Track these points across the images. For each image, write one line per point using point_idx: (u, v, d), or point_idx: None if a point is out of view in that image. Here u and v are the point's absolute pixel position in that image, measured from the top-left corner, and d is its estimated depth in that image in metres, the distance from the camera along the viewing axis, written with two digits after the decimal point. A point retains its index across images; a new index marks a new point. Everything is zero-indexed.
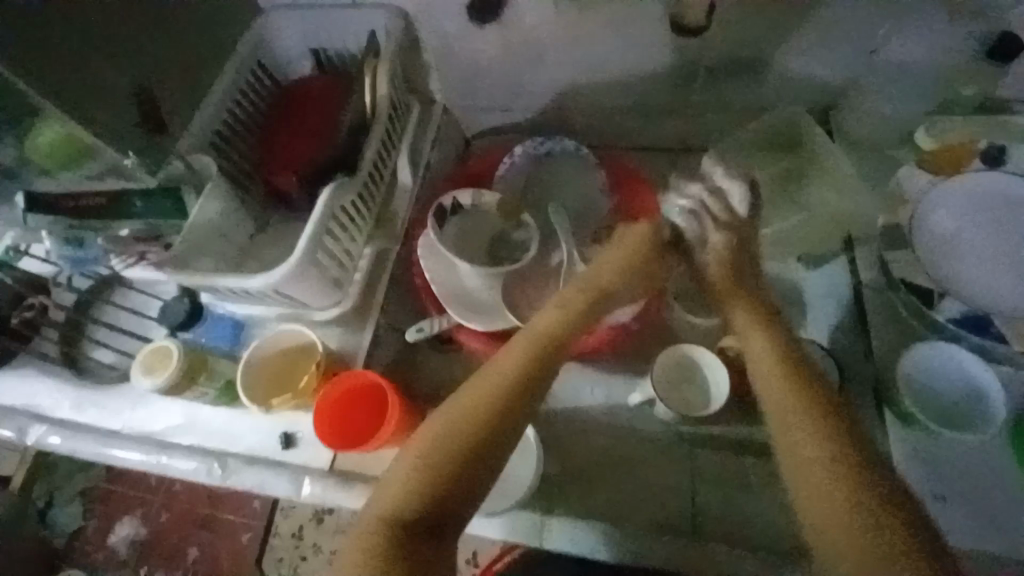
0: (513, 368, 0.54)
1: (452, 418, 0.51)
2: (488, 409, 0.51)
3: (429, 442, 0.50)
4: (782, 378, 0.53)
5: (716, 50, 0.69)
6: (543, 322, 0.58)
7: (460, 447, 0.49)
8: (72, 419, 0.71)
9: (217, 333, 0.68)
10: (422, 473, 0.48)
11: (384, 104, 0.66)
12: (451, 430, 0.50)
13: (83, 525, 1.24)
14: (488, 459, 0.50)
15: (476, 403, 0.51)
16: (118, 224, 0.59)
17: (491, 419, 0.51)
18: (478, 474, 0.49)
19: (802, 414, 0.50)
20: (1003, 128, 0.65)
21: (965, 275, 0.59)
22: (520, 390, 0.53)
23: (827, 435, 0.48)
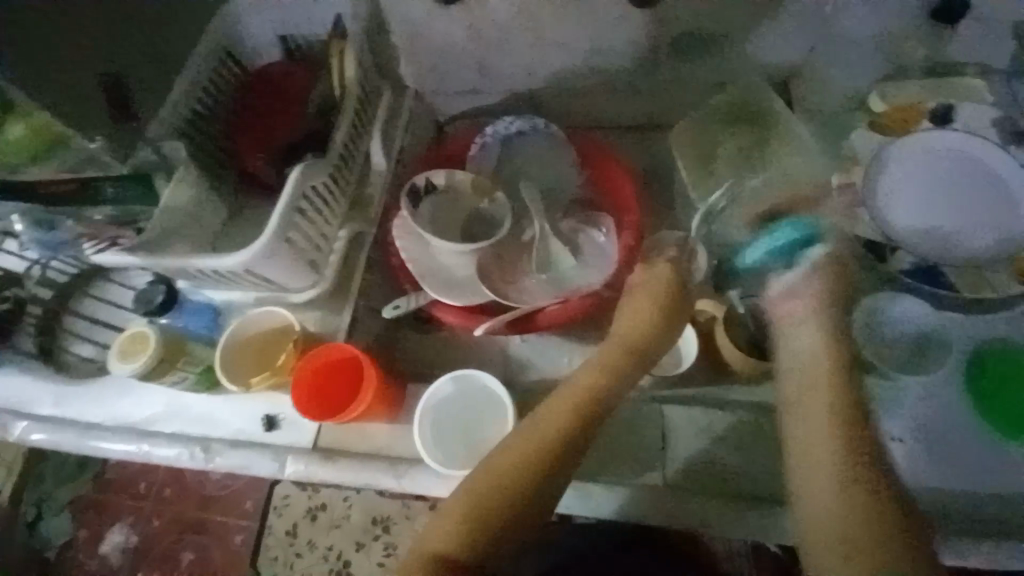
0: (590, 394, 0.59)
1: (525, 443, 0.56)
2: (556, 447, 0.55)
3: (486, 474, 0.54)
4: (832, 416, 0.56)
5: (677, 25, 0.70)
6: (605, 360, 0.61)
7: (530, 470, 0.54)
8: (54, 412, 0.71)
9: (195, 318, 0.69)
10: (472, 505, 0.53)
11: (352, 85, 0.66)
12: (507, 467, 0.54)
13: (73, 535, 1.22)
14: (539, 498, 0.54)
15: (548, 438, 0.56)
16: (89, 209, 0.60)
17: (556, 452, 0.55)
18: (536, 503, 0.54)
19: (836, 452, 0.54)
20: (953, 89, 0.68)
21: (915, 228, 0.62)
22: (576, 438, 0.56)
23: (856, 474, 0.52)
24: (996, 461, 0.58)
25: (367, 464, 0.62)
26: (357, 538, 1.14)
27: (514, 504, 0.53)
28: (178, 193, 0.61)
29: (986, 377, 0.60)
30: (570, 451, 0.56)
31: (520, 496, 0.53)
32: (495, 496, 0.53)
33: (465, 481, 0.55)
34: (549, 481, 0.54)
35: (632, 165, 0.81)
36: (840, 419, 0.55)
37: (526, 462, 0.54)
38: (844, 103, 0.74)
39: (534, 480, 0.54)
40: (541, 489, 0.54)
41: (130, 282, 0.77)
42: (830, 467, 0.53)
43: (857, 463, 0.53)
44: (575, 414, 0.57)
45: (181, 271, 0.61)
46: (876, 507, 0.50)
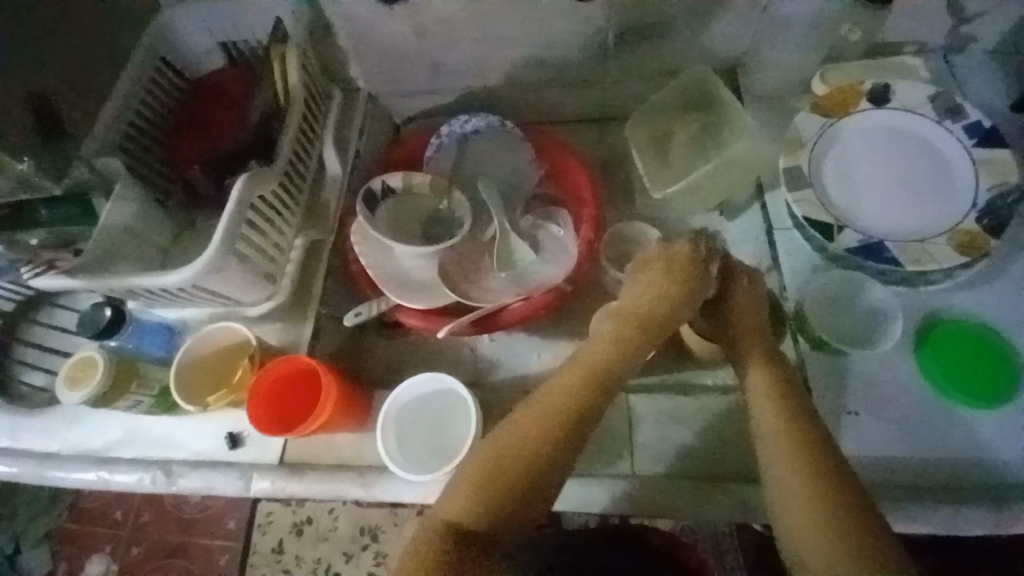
0: (586, 379, 0.54)
1: (536, 416, 0.52)
2: (569, 422, 0.52)
3: (472, 485, 0.50)
4: (774, 410, 0.54)
5: (622, 16, 0.71)
6: (597, 346, 0.56)
7: (536, 452, 0.51)
8: (6, 445, 0.69)
9: (148, 339, 0.67)
10: (464, 511, 0.49)
11: (297, 91, 0.65)
12: (502, 463, 0.51)
13: (52, 568, 1.18)
14: (528, 504, 0.50)
15: (560, 413, 0.52)
16: (24, 234, 0.58)
17: (567, 428, 0.52)
18: (544, 486, 0.51)
19: (782, 449, 0.51)
20: (887, 68, 0.72)
21: (858, 207, 0.65)
22: (584, 415, 0.52)
23: (811, 468, 0.50)
24: (945, 425, 0.60)
25: (334, 475, 0.61)
26: (345, 549, 1.13)
27: (501, 511, 0.49)
28: (118, 211, 0.59)
29: (935, 343, 0.62)
30: (580, 431, 0.52)
31: (510, 503, 0.49)
32: (494, 496, 0.49)
33: (451, 491, 0.51)
34: (536, 484, 0.50)
35: (590, 158, 0.82)
36: (783, 412, 0.53)
37: (508, 471, 0.50)
38: (790, 86, 0.76)
39: (544, 462, 0.51)
40: (547, 474, 0.51)
41: (77, 305, 0.74)
42: (789, 462, 0.50)
43: (806, 453, 0.51)
44: (564, 413, 0.52)
45: (127, 292, 0.59)
46: (832, 495, 0.48)
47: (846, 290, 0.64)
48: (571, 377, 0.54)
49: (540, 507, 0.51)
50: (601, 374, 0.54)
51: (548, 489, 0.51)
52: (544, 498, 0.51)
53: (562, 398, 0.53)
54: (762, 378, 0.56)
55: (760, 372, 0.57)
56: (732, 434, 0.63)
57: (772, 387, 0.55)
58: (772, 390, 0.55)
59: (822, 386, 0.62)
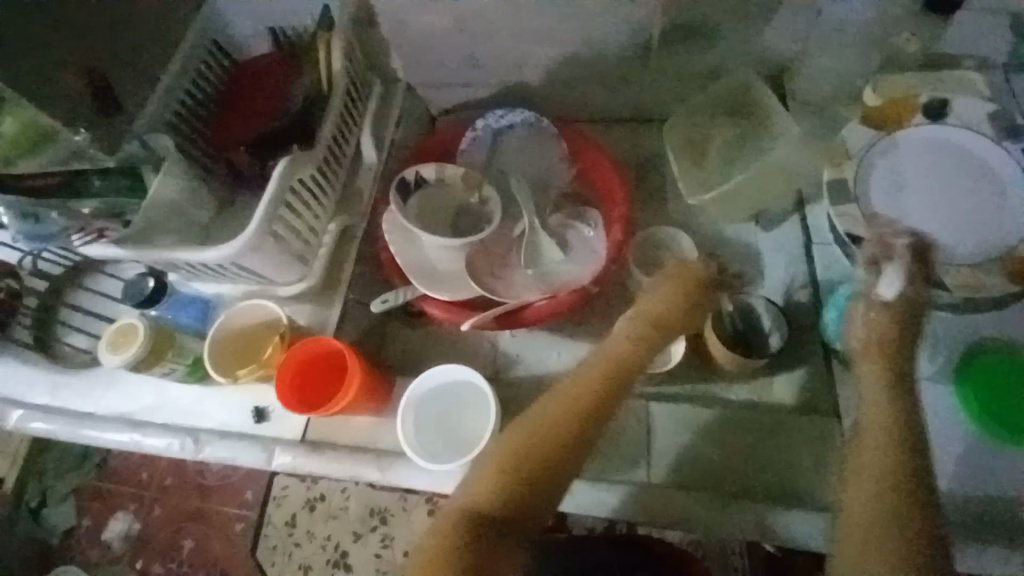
0: (603, 373, 0.55)
1: (552, 412, 0.53)
2: (585, 414, 0.53)
3: (486, 476, 0.51)
4: (883, 458, 0.52)
5: (667, 15, 0.69)
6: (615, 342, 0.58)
7: (551, 447, 0.52)
8: (47, 402, 0.72)
9: (184, 311, 0.70)
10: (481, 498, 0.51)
11: (339, 77, 0.66)
12: (518, 454, 0.52)
13: (77, 523, 1.24)
14: (538, 502, 0.51)
15: (577, 405, 0.53)
16: (75, 203, 0.59)
17: (583, 423, 0.53)
18: (559, 477, 0.52)
19: (877, 491, 0.51)
20: (946, 80, 0.67)
21: (905, 226, 0.62)
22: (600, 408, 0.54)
23: (893, 513, 0.50)
24: (976, 459, 0.58)
25: (352, 456, 0.63)
26: (354, 529, 1.15)
27: (516, 499, 0.50)
28: (165, 185, 0.61)
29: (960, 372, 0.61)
30: (596, 421, 0.53)
31: (524, 491, 0.51)
32: (508, 482, 0.51)
33: (473, 478, 0.52)
34: (547, 483, 0.51)
35: (623, 160, 0.81)
36: (885, 457, 0.52)
37: (522, 467, 0.51)
38: (839, 95, 0.73)
39: (559, 452, 0.52)
40: (564, 466, 0.52)
41: (121, 274, 0.78)
42: (873, 502, 0.51)
43: (898, 503, 0.50)
44: (585, 408, 0.53)
45: (168, 264, 0.62)
46: (904, 543, 0.49)
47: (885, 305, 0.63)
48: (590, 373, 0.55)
49: (556, 496, 0.52)
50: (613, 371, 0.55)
51: (559, 487, 0.52)
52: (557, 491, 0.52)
53: (574, 394, 0.55)
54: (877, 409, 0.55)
55: (879, 417, 0.54)
56: (753, 450, 0.62)
57: (889, 436, 0.53)
58: (889, 439, 0.53)
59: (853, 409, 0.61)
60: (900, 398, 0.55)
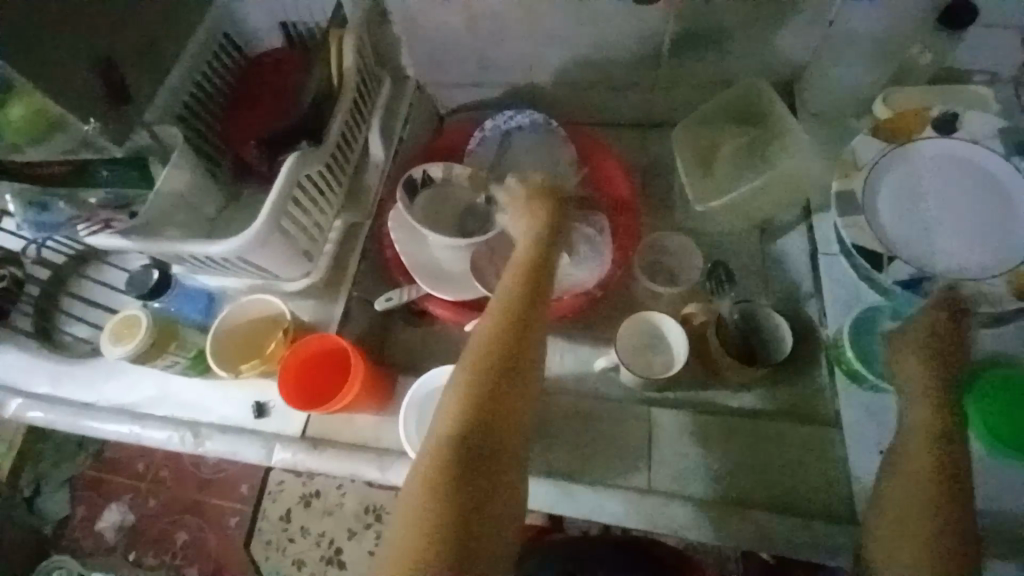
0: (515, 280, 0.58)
1: (488, 330, 0.54)
2: (512, 312, 0.55)
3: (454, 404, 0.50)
4: (920, 464, 0.52)
5: (679, 22, 0.69)
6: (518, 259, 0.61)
7: (493, 353, 0.52)
8: (48, 391, 0.72)
9: (188, 304, 0.70)
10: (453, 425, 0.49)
11: (350, 74, 0.66)
12: (467, 375, 0.51)
13: (71, 512, 1.24)
14: (510, 414, 0.50)
15: (501, 309, 0.56)
16: (84, 192, 0.59)
17: (512, 322, 0.55)
18: (513, 374, 0.52)
19: (913, 499, 0.51)
20: (956, 95, 0.67)
21: (911, 238, 0.62)
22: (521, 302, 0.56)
23: (931, 518, 0.49)
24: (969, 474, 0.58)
25: (352, 454, 0.63)
26: (349, 526, 1.15)
27: (483, 411, 0.49)
28: (173, 178, 0.61)
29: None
30: (525, 314, 0.56)
31: (484, 397, 0.50)
32: (468, 401, 0.50)
33: (437, 421, 0.50)
34: (509, 391, 0.51)
35: (630, 164, 0.81)
36: (918, 466, 0.52)
37: (481, 381, 0.51)
38: (848, 107, 0.73)
39: (500, 353, 0.53)
40: (513, 362, 0.52)
41: (125, 264, 0.78)
42: (912, 507, 0.51)
43: (931, 504, 0.50)
44: (509, 310, 0.56)
45: (174, 256, 0.62)
46: (934, 535, 0.49)
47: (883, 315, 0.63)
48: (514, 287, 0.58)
49: (520, 393, 0.52)
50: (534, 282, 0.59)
51: (523, 396, 0.52)
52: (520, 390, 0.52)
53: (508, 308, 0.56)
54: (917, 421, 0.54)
55: (919, 431, 0.54)
56: (753, 461, 0.62)
57: (926, 446, 0.53)
58: (924, 450, 0.52)
59: (855, 423, 0.61)
60: (939, 405, 0.54)
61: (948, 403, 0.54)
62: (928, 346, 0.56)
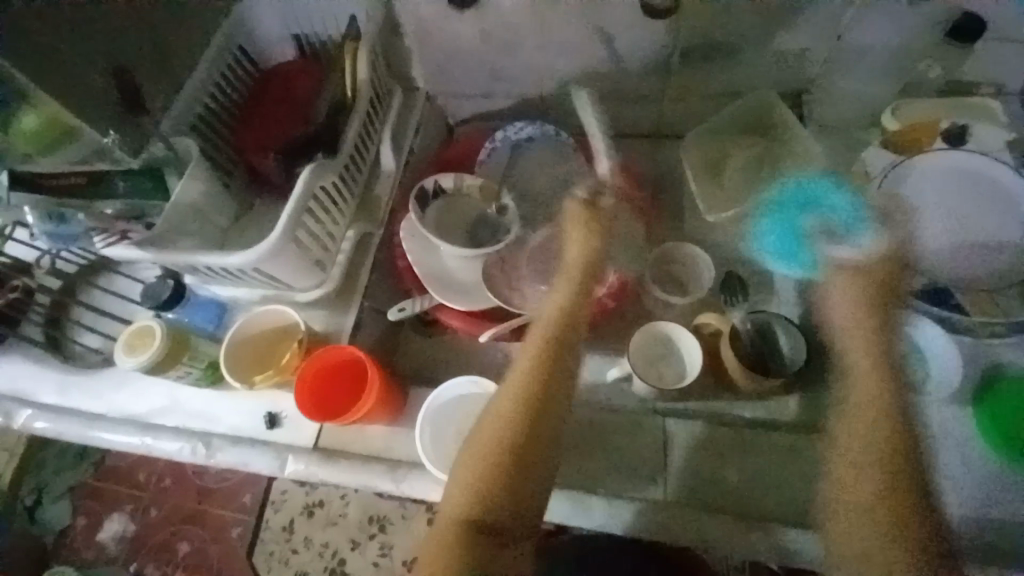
0: (537, 349, 0.58)
1: (507, 404, 0.55)
2: (535, 389, 0.55)
3: (462, 485, 0.52)
4: (865, 440, 0.56)
5: (689, 34, 0.70)
6: (546, 320, 0.61)
7: (511, 432, 0.53)
8: (56, 402, 0.71)
9: (200, 315, 0.70)
10: (466, 497, 0.51)
11: (364, 86, 0.67)
12: (481, 450, 0.53)
13: (72, 522, 1.23)
14: (518, 499, 0.52)
15: (525, 384, 0.56)
16: (99, 203, 0.60)
17: (535, 399, 0.55)
18: (532, 453, 0.53)
19: (880, 510, 0.52)
20: (966, 106, 0.68)
21: (921, 250, 0.62)
22: (545, 378, 0.56)
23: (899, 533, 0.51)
24: (983, 486, 0.58)
25: (365, 465, 0.63)
26: (352, 536, 1.13)
27: (498, 490, 0.51)
28: (188, 188, 0.61)
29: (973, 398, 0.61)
30: (547, 390, 0.56)
31: (501, 476, 0.52)
32: (482, 478, 0.52)
33: (451, 488, 0.53)
34: (527, 465, 0.53)
35: (641, 174, 0.81)
36: (881, 478, 0.53)
37: (488, 465, 0.52)
38: (857, 118, 0.74)
39: (518, 431, 0.53)
40: (532, 443, 0.54)
41: (136, 274, 0.78)
42: (879, 525, 0.52)
43: (894, 499, 0.53)
44: (533, 385, 0.56)
45: (187, 267, 0.62)
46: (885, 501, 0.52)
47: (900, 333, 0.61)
48: (532, 365, 0.57)
49: (537, 471, 0.53)
50: (554, 358, 0.58)
51: (541, 467, 0.53)
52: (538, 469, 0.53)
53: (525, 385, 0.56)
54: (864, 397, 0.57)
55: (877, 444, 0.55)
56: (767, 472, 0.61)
57: (884, 454, 0.54)
58: (883, 460, 0.54)
59: None
60: (883, 385, 0.58)
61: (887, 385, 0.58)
62: (873, 297, 0.60)
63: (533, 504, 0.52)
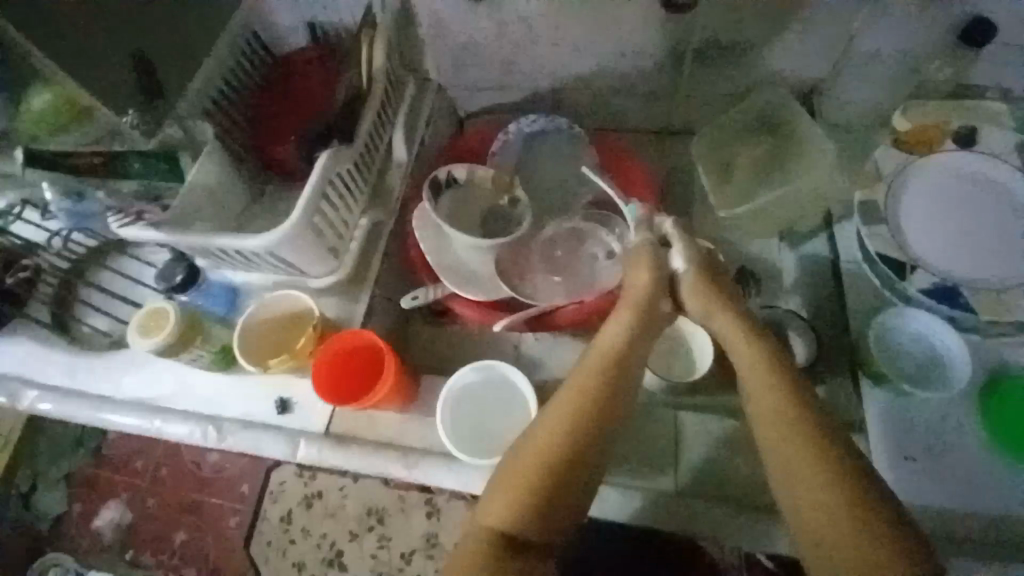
0: (596, 366, 0.55)
1: (562, 413, 0.53)
2: (590, 406, 0.53)
3: (502, 495, 0.51)
4: (793, 447, 0.50)
5: (703, 32, 0.70)
6: (603, 339, 0.57)
7: (565, 447, 0.52)
8: (63, 384, 0.71)
9: (214, 300, 0.70)
10: (503, 505, 0.51)
11: (380, 76, 0.67)
12: (525, 461, 0.52)
13: (67, 509, 1.22)
14: (552, 514, 0.51)
15: (579, 399, 0.53)
16: (117, 182, 0.62)
17: (591, 418, 0.53)
18: (578, 472, 0.52)
19: (823, 512, 0.48)
20: (973, 109, 0.69)
21: (933, 249, 0.63)
22: (601, 399, 0.53)
23: (858, 534, 0.46)
24: (982, 480, 0.59)
25: (377, 452, 0.63)
26: (350, 529, 1.12)
27: (535, 507, 0.50)
28: (204, 172, 0.62)
29: (979, 394, 0.62)
30: (604, 410, 0.53)
31: (543, 492, 0.51)
32: (522, 488, 0.51)
33: (488, 497, 0.53)
34: (569, 482, 0.51)
35: (652, 170, 0.81)
36: (814, 481, 0.48)
37: (529, 479, 0.51)
38: (867, 119, 0.75)
39: (570, 448, 0.52)
40: (580, 462, 0.52)
41: (147, 258, 0.78)
42: (833, 532, 0.47)
43: (847, 515, 0.47)
44: (591, 403, 0.53)
45: (202, 250, 0.62)
46: (853, 520, 0.46)
47: (919, 339, 0.63)
48: (590, 377, 0.54)
49: (576, 489, 0.52)
50: (613, 378, 0.54)
51: (582, 485, 0.52)
52: (578, 488, 0.52)
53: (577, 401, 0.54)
54: (767, 396, 0.52)
55: (800, 440, 0.50)
56: None
57: (807, 449, 0.49)
58: (810, 456, 0.49)
59: (880, 429, 0.62)
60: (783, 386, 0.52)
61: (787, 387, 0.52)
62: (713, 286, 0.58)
63: (564, 520, 0.51)
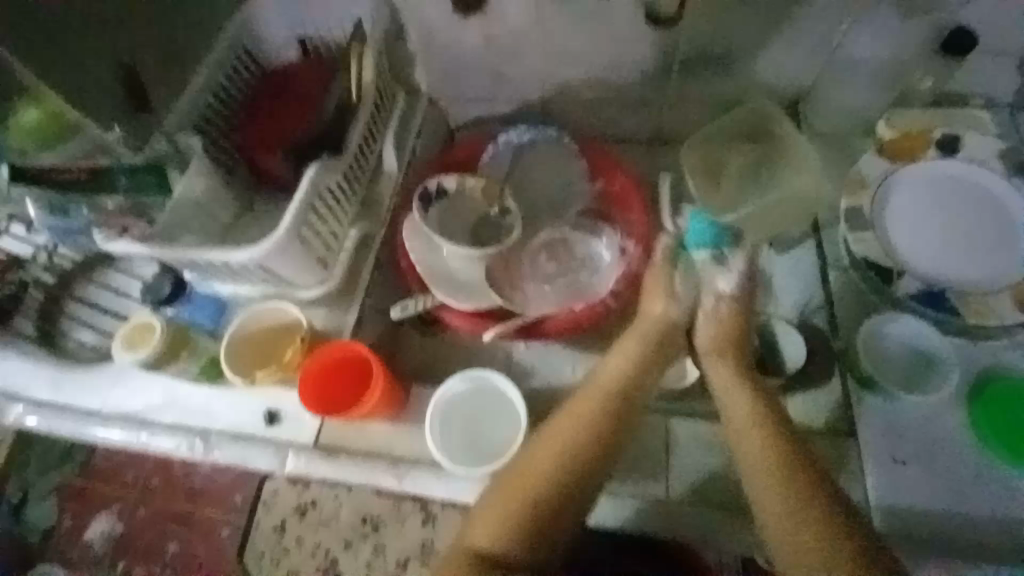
0: (599, 397, 0.57)
1: (563, 438, 0.55)
2: (594, 434, 0.55)
3: (495, 512, 0.53)
4: (760, 443, 0.55)
5: (691, 42, 0.71)
6: (609, 372, 0.59)
7: (562, 468, 0.54)
8: (50, 398, 0.70)
9: (200, 311, 0.69)
10: (500, 521, 0.52)
11: (370, 88, 0.66)
12: (520, 482, 0.54)
13: None
14: (547, 533, 0.52)
15: (580, 423, 0.56)
16: (102, 198, 0.63)
17: (587, 445, 0.55)
18: (578, 496, 0.54)
19: (785, 500, 0.52)
20: (955, 117, 0.70)
21: (919, 254, 0.64)
22: (605, 428, 0.56)
23: (809, 513, 0.51)
24: (970, 480, 0.59)
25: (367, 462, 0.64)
26: None
27: (527, 529, 0.52)
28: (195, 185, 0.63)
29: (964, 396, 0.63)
30: (609, 440, 0.55)
31: (542, 515, 0.52)
32: (519, 510, 0.52)
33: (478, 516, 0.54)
34: (565, 507, 0.53)
35: (641, 177, 0.81)
36: (777, 472, 0.53)
37: (527, 500, 0.53)
38: (853, 126, 0.76)
39: (567, 473, 0.54)
40: (579, 489, 0.54)
41: (137, 271, 0.78)
42: (790, 516, 0.51)
43: (808, 498, 0.52)
44: (592, 432, 0.55)
45: (190, 263, 0.61)
46: (810, 504, 0.51)
47: (902, 340, 0.63)
48: (596, 405, 0.57)
49: (574, 513, 0.54)
50: (617, 408, 0.57)
51: (574, 510, 0.54)
52: (574, 510, 0.54)
53: (579, 425, 0.56)
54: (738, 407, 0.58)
55: (775, 454, 0.54)
56: None
57: (781, 452, 0.54)
58: (781, 458, 0.54)
59: (872, 437, 0.62)
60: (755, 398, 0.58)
61: (757, 400, 0.58)
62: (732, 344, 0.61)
63: (553, 541, 0.53)
